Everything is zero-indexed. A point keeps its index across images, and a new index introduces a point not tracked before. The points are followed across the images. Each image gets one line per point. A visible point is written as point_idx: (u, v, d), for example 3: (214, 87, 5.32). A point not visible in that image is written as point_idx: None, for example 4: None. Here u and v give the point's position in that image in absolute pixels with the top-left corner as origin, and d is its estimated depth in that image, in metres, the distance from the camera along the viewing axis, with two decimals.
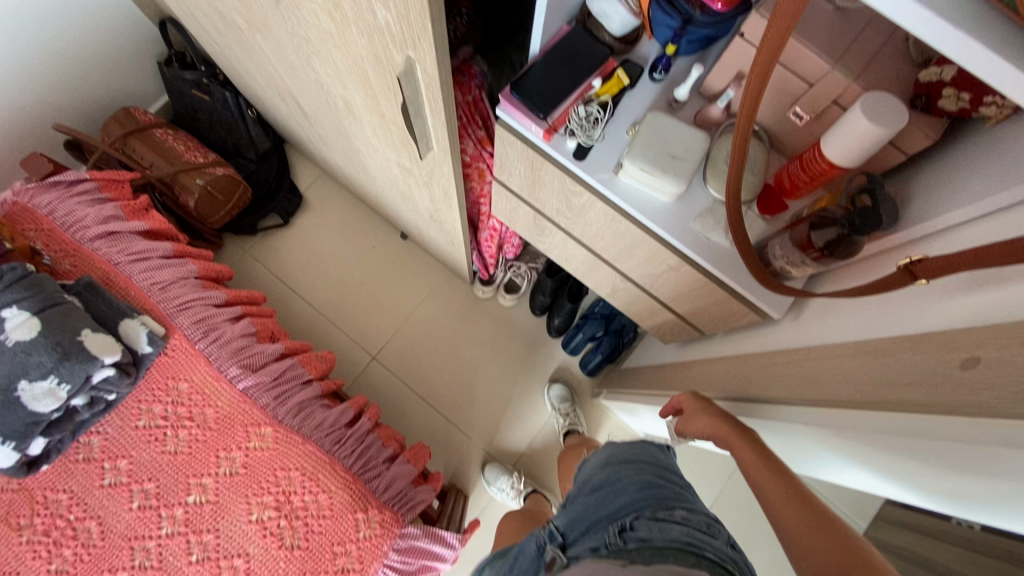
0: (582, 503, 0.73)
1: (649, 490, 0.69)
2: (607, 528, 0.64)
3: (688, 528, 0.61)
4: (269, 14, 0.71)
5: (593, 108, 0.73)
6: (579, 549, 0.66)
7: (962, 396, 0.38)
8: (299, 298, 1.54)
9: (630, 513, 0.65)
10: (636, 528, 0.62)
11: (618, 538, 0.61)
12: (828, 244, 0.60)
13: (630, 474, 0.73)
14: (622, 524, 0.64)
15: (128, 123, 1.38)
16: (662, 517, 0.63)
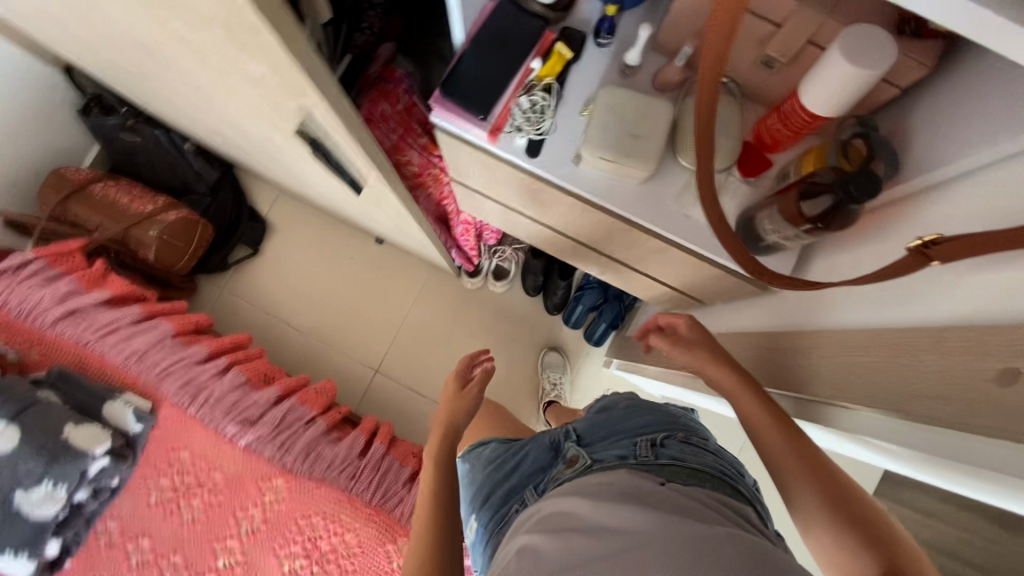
0: (599, 418, 0.67)
1: (676, 420, 0.63)
2: (635, 441, 0.57)
3: (719, 459, 0.56)
4: (153, 65, 0.62)
5: (537, 96, 0.65)
6: (602, 454, 0.58)
7: (1004, 418, 0.32)
8: (288, 325, 1.50)
9: (659, 433, 0.59)
10: (668, 446, 0.56)
11: (649, 452, 0.55)
12: (822, 215, 0.53)
13: (658, 406, 0.66)
14: (652, 439, 0.57)
15: (62, 186, 1.29)
16: (695, 443, 0.58)
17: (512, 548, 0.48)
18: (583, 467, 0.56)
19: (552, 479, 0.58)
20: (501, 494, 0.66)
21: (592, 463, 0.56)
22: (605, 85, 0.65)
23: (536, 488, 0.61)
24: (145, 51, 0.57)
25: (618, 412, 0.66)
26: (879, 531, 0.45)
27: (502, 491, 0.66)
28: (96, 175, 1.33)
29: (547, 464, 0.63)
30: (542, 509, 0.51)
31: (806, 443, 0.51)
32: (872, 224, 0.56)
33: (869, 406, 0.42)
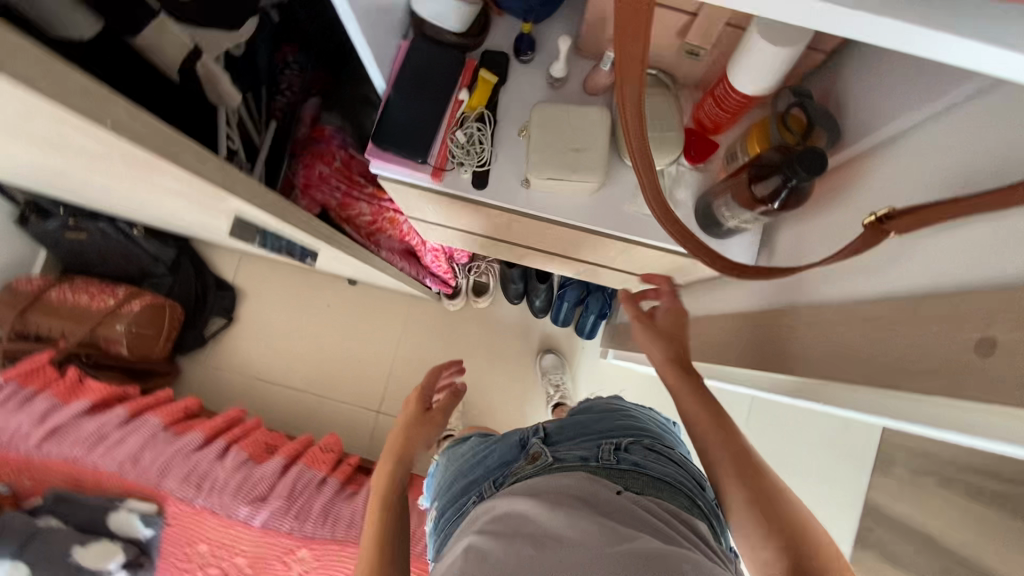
0: (575, 416, 0.66)
1: (641, 422, 0.64)
2: (600, 443, 0.58)
3: (682, 470, 0.57)
4: (71, 180, 0.59)
5: (471, 128, 0.63)
6: (564, 452, 0.58)
7: (984, 388, 0.32)
8: (280, 386, 1.47)
9: (625, 435, 0.60)
10: (631, 451, 0.57)
11: (611, 456, 0.56)
12: (773, 195, 0.52)
13: (626, 409, 0.67)
14: (617, 442, 0.58)
15: (16, 301, 1.24)
16: (659, 450, 0.59)
17: (458, 549, 0.47)
18: (544, 466, 0.56)
19: (511, 473, 0.58)
20: (460, 487, 0.64)
21: (553, 462, 0.56)
22: (538, 103, 0.63)
23: (495, 480, 0.59)
24: (57, 170, 0.54)
25: (589, 410, 0.66)
26: (786, 518, 0.49)
27: (457, 486, 0.65)
28: (48, 280, 1.29)
29: (508, 455, 0.62)
30: (495, 510, 0.50)
31: (737, 438, 0.54)
32: (831, 187, 0.56)
33: (858, 381, 0.42)
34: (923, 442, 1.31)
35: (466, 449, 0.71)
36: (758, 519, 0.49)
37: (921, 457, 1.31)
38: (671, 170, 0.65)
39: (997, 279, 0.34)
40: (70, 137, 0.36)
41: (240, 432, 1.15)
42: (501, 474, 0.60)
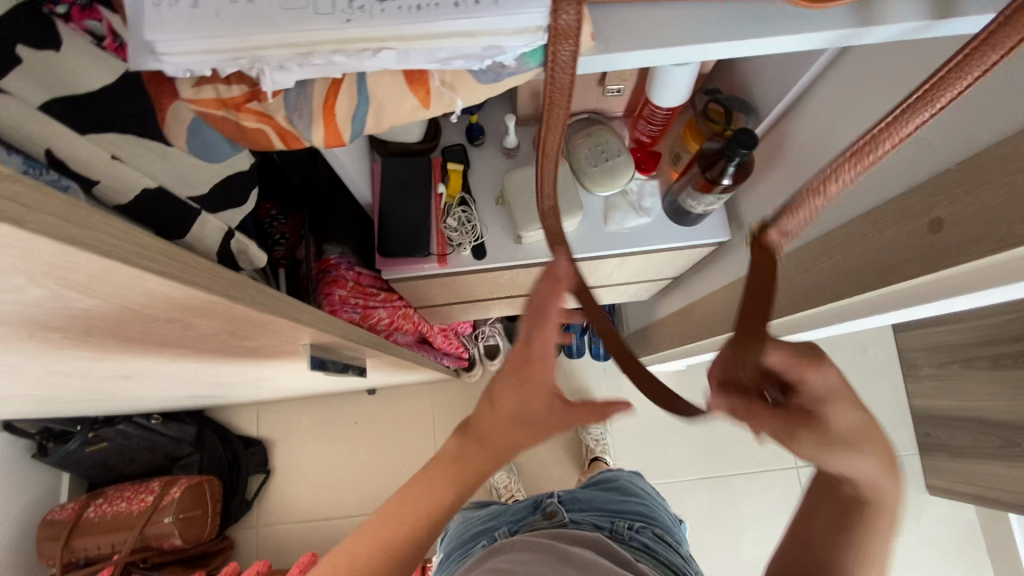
0: (597, 492, 0.79)
1: (655, 512, 0.76)
2: (617, 522, 0.70)
3: (685, 562, 0.68)
4: (124, 384, 0.64)
5: (458, 213, 0.71)
6: (579, 517, 0.71)
7: (940, 256, 0.40)
8: (335, 519, 1.45)
9: (638, 520, 0.72)
10: (642, 533, 0.68)
11: (624, 532, 0.67)
12: (725, 174, 0.61)
13: (642, 497, 0.79)
14: (631, 522, 0.70)
15: (57, 532, 1.22)
16: (668, 541, 0.70)
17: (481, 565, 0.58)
18: (559, 525, 0.70)
19: (528, 524, 0.72)
20: (472, 531, 0.79)
21: (567, 521, 0.69)
22: (505, 173, 0.73)
23: (511, 528, 0.74)
24: (123, 380, 0.59)
25: (612, 493, 0.79)
26: None
27: (471, 535, 0.78)
28: (81, 501, 1.27)
29: (525, 515, 0.76)
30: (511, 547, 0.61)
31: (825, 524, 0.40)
32: (771, 153, 0.67)
33: (850, 291, 0.50)
34: (933, 336, 1.40)
35: (482, 511, 0.84)
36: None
37: (937, 350, 1.39)
38: (632, 187, 0.75)
39: (924, 174, 0.43)
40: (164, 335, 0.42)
41: None
42: (517, 525, 0.73)
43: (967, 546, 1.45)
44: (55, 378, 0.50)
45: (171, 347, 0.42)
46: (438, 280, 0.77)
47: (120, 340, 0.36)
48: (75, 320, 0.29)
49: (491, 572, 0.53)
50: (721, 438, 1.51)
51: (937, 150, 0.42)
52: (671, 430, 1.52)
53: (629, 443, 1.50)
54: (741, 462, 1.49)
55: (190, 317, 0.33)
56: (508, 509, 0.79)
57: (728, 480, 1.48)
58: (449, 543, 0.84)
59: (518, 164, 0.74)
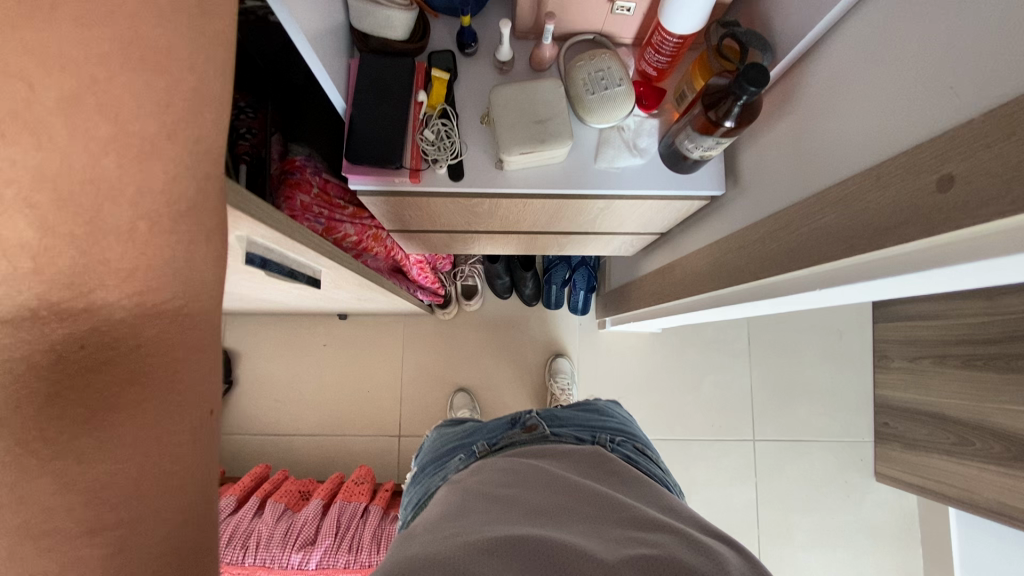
0: (569, 409, 0.87)
1: (633, 429, 0.85)
2: (599, 435, 0.79)
3: (659, 464, 0.78)
4: None
5: (437, 124, 0.65)
6: (559, 430, 0.79)
7: (944, 216, 0.37)
8: (295, 437, 1.46)
9: (615, 434, 0.80)
10: (622, 446, 0.77)
11: (606, 443, 0.77)
12: (730, 117, 0.55)
13: (617, 416, 0.88)
14: (610, 438, 0.78)
15: None
16: (647, 452, 0.79)
17: (479, 490, 0.64)
18: (542, 437, 0.77)
19: (508, 436, 0.78)
20: (452, 443, 0.85)
21: (549, 435, 0.77)
22: (493, 88, 0.66)
23: (489, 442, 0.78)
24: None
25: (586, 412, 0.87)
26: None
27: (451, 450, 0.84)
28: None
29: (502, 429, 0.82)
30: (500, 464, 0.70)
31: None
32: (780, 100, 0.62)
33: (840, 253, 0.47)
34: (911, 331, 1.39)
35: (463, 428, 0.89)
36: None
37: (911, 344, 1.39)
38: (629, 124, 0.69)
39: (944, 126, 0.38)
40: None
41: (269, 487, 1.16)
42: (495, 438, 0.79)
43: (901, 530, 1.51)
44: None
45: None
46: (410, 198, 0.72)
47: None
48: None
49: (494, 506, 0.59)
50: (685, 403, 1.53)
51: (955, 97, 0.38)
52: (638, 391, 1.53)
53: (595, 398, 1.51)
54: (699, 428, 1.52)
55: None
56: (486, 424, 0.86)
57: (685, 445, 1.51)
58: (424, 457, 0.90)
59: (509, 80, 0.68)
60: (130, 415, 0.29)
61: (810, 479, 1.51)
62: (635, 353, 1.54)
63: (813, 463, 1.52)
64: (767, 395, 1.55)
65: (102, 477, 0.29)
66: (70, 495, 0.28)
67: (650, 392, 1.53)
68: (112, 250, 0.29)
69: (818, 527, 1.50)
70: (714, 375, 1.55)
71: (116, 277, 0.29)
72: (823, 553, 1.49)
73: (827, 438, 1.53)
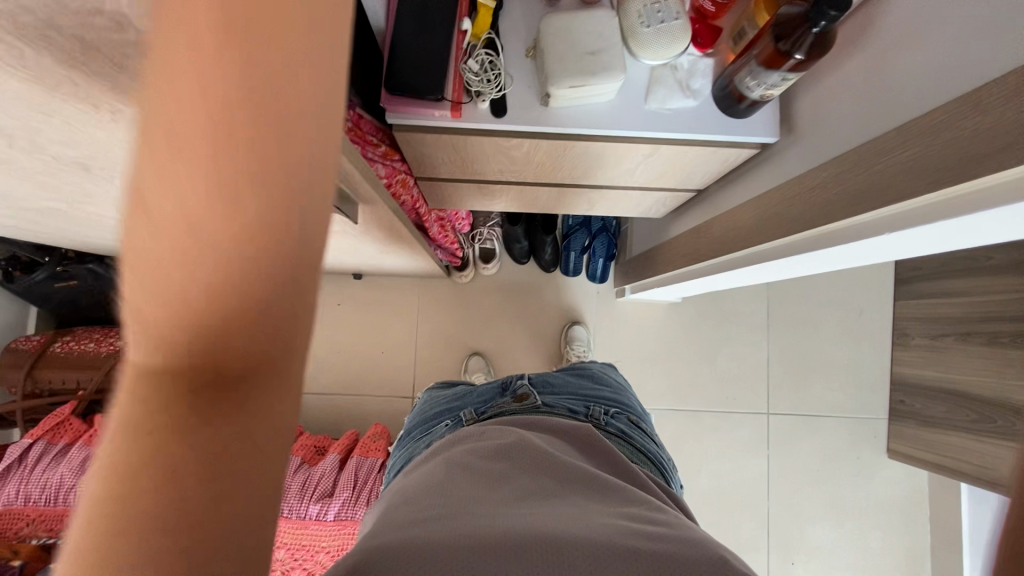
0: (559, 379, 0.81)
1: (626, 401, 0.79)
2: (592, 407, 0.73)
3: (654, 442, 0.72)
4: (82, 184, 0.56)
5: (482, 54, 0.62)
6: (553, 401, 0.73)
7: None
8: (308, 395, 1.45)
9: (609, 407, 0.74)
10: (616, 419, 0.71)
11: (600, 416, 0.70)
12: (801, 48, 0.53)
13: (612, 386, 0.82)
14: (604, 411, 0.73)
15: (21, 361, 1.19)
16: (640, 427, 0.73)
17: (458, 458, 0.56)
18: (532, 407, 0.71)
19: (498, 405, 0.73)
20: (439, 410, 0.79)
21: (541, 406, 0.71)
22: (543, 18, 0.63)
23: (479, 410, 0.73)
24: (81, 174, 0.52)
25: (582, 380, 0.81)
26: None
27: (437, 414, 0.78)
28: (46, 336, 1.23)
29: (493, 396, 0.77)
30: (485, 433, 0.62)
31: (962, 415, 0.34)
32: (850, 37, 0.58)
33: (924, 189, 0.45)
34: (933, 308, 1.37)
35: (458, 391, 0.84)
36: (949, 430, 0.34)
37: (933, 321, 1.37)
38: (683, 62, 0.66)
39: None
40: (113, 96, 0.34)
41: None
42: (485, 407, 0.74)
43: (912, 509, 1.50)
44: None
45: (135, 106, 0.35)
46: (448, 137, 0.68)
47: (55, 62, 0.29)
48: None
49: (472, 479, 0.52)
50: (700, 375, 1.52)
51: None
52: (654, 361, 1.51)
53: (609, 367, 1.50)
54: (714, 400, 1.51)
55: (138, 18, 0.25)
56: (473, 392, 0.80)
57: (699, 416, 1.50)
58: (409, 427, 0.84)
59: (558, 11, 0.64)
60: (239, 443, 0.26)
61: (823, 454, 1.51)
62: (652, 323, 1.52)
63: (826, 438, 1.52)
64: (783, 370, 1.53)
65: (230, 522, 0.26)
66: (203, 543, 0.25)
67: (666, 363, 1.51)
68: (260, 278, 0.24)
69: (828, 501, 1.50)
70: (731, 347, 1.53)
71: (261, 296, 0.25)
72: (832, 527, 1.49)
73: (842, 414, 1.53)
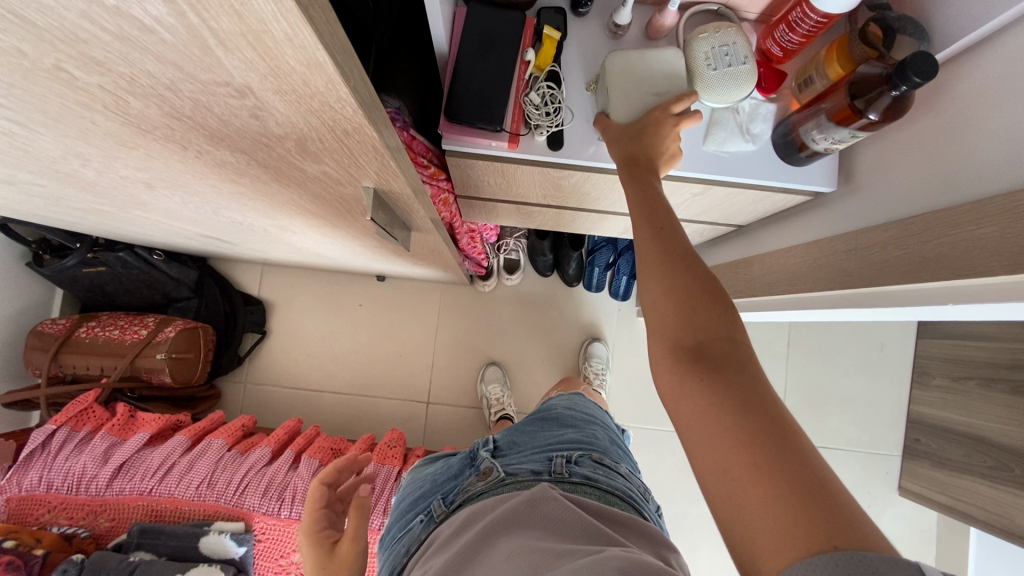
0: (519, 437, 0.71)
1: (591, 438, 0.70)
2: (553, 458, 0.62)
3: (628, 482, 0.63)
4: (140, 197, 0.57)
5: (545, 88, 0.61)
6: (517, 468, 0.61)
7: None
8: (323, 393, 1.45)
9: (574, 450, 0.65)
10: (581, 465, 0.61)
11: (563, 469, 0.59)
12: (877, 110, 0.52)
13: (576, 427, 0.73)
14: (568, 456, 0.62)
15: (46, 344, 1.20)
16: (606, 465, 0.64)
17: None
18: (497, 482, 0.59)
19: (463, 489, 0.60)
20: (409, 505, 0.67)
21: (506, 477, 0.59)
22: (609, 53, 0.61)
23: (447, 500, 0.61)
24: (140, 189, 0.52)
25: (548, 428, 0.73)
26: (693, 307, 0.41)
27: (411, 508, 0.67)
28: (72, 321, 1.24)
29: (461, 472, 0.66)
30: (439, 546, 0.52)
31: (693, 313, 0.41)
32: (924, 94, 0.57)
33: (1002, 269, 0.44)
34: (959, 350, 1.35)
35: (431, 470, 0.73)
36: (693, 357, 0.39)
37: (957, 363, 1.35)
38: (745, 106, 0.64)
39: None
40: (205, 143, 0.34)
41: (302, 441, 1.14)
42: (455, 493, 0.62)
43: (921, 548, 1.49)
44: (66, 160, 0.43)
45: (223, 149, 0.35)
46: (500, 165, 0.68)
47: (161, 114, 0.29)
48: (114, 53, 0.22)
49: None
50: None
51: None
52: None
53: (626, 386, 1.49)
54: None
55: (264, 93, 0.25)
56: (434, 476, 0.69)
57: None
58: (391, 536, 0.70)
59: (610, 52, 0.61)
60: None
61: None
62: None
63: (838, 472, 1.51)
64: (799, 400, 1.53)
65: None
66: None
67: None
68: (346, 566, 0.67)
69: None
70: None
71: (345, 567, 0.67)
72: None
73: (856, 448, 1.52)
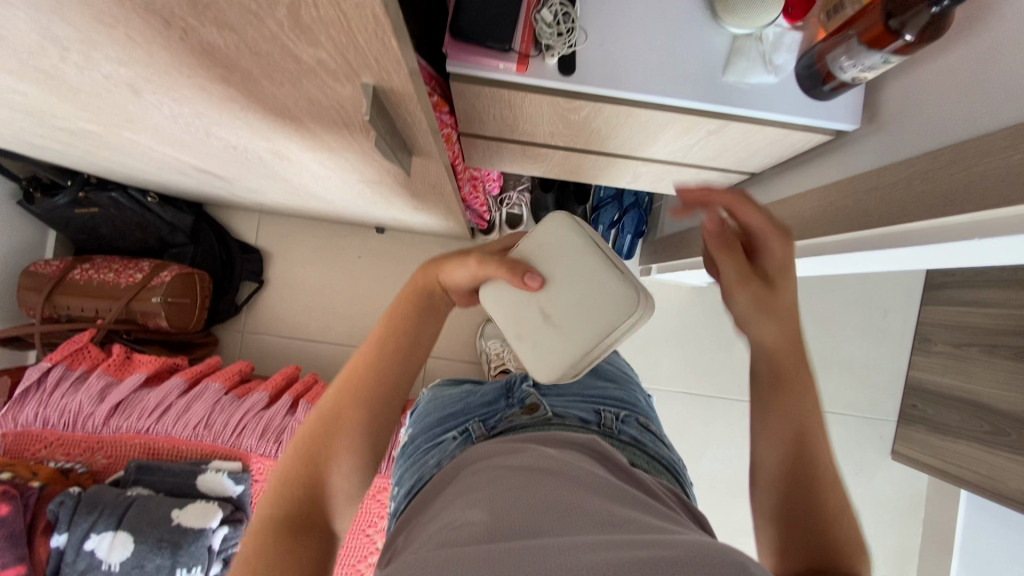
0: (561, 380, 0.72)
1: (635, 400, 0.71)
2: (601, 412, 0.63)
3: (668, 447, 0.64)
4: (126, 108, 0.54)
5: (557, 3, 0.57)
6: (564, 411, 0.62)
7: None
8: (322, 344, 1.44)
9: (620, 410, 0.66)
10: (627, 426, 0.62)
11: (612, 425, 0.61)
12: (914, 29, 0.49)
13: (617, 385, 0.74)
14: (615, 415, 0.63)
15: (39, 285, 1.18)
16: (650, 430, 0.65)
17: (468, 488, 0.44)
18: (543, 421, 0.59)
19: (506, 418, 0.61)
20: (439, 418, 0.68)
21: (552, 417, 0.59)
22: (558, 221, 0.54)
23: (486, 424, 0.62)
24: (127, 96, 0.49)
25: (590, 377, 0.74)
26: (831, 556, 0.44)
27: (440, 423, 0.67)
28: (64, 262, 1.22)
29: (498, 402, 0.66)
30: (491, 451, 0.51)
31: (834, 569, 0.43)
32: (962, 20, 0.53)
33: None
34: (962, 316, 1.33)
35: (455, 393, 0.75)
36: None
37: (960, 329, 1.34)
38: (768, 33, 0.60)
39: None
40: (189, 15, 0.31)
41: (302, 387, 1.14)
42: (493, 420, 0.62)
43: (908, 511, 1.51)
44: (44, 51, 0.40)
45: (211, 26, 0.32)
46: (507, 93, 0.64)
47: None
48: None
49: (477, 508, 0.39)
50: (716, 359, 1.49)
51: None
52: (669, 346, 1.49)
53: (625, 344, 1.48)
54: None
55: None
56: (468, 397, 0.71)
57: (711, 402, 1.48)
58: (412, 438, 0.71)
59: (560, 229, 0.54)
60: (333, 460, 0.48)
61: None
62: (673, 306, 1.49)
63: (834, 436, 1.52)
64: None
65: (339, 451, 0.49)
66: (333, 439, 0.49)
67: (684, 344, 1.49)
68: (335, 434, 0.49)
69: None
70: None
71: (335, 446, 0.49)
72: None
73: (852, 412, 1.52)
